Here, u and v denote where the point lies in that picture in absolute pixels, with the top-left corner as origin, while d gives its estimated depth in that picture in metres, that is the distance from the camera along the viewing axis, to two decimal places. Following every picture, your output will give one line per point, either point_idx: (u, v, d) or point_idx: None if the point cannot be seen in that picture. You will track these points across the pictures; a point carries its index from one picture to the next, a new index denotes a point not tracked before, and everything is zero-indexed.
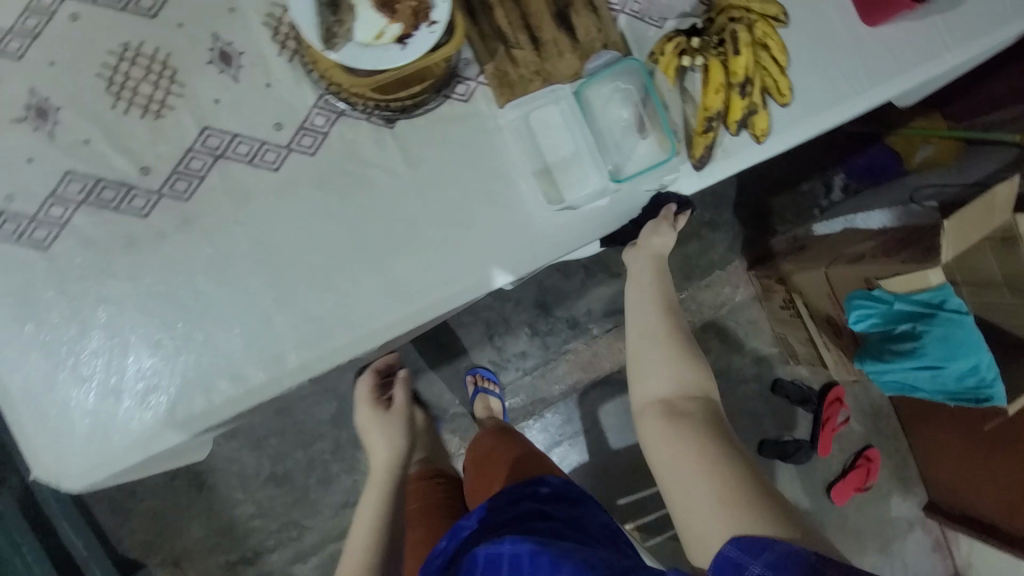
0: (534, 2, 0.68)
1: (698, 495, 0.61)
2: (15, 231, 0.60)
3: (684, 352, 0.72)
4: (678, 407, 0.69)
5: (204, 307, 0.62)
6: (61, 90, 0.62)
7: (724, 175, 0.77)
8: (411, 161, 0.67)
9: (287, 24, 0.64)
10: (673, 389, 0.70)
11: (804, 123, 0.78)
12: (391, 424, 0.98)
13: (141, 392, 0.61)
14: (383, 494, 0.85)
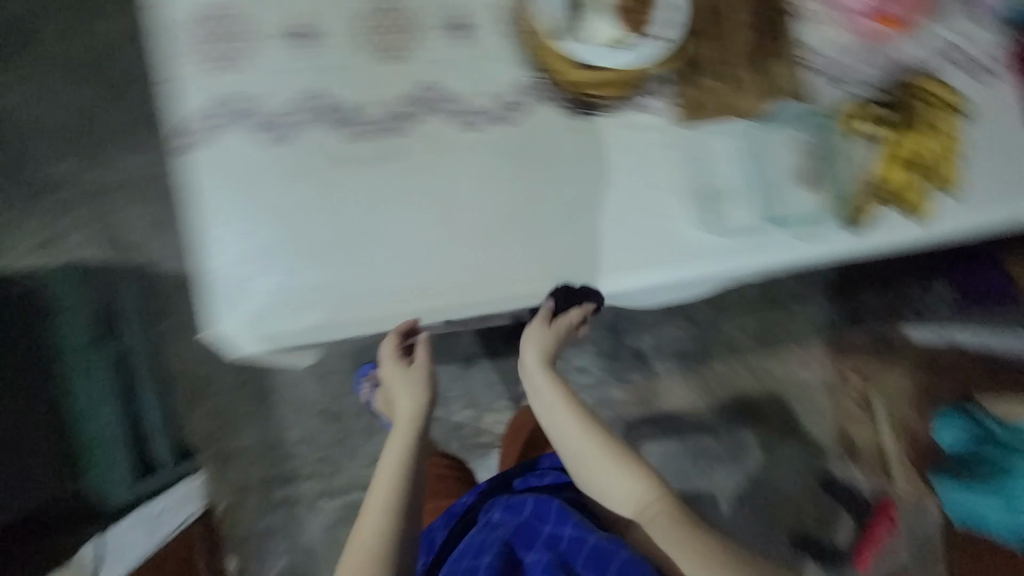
0: (738, 44, 0.73)
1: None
2: (256, 125, 0.69)
3: (615, 459, 0.67)
4: (642, 513, 0.64)
5: (388, 230, 0.70)
6: (323, 18, 0.70)
7: (875, 246, 0.76)
8: (587, 154, 0.74)
9: (518, 12, 0.72)
10: (629, 497, 0.65)
11: (965, 217, 0.77)
12: (414, 384, 0.70)
13: (317, 288, 0.70)
14: (404, 471, 0.64)
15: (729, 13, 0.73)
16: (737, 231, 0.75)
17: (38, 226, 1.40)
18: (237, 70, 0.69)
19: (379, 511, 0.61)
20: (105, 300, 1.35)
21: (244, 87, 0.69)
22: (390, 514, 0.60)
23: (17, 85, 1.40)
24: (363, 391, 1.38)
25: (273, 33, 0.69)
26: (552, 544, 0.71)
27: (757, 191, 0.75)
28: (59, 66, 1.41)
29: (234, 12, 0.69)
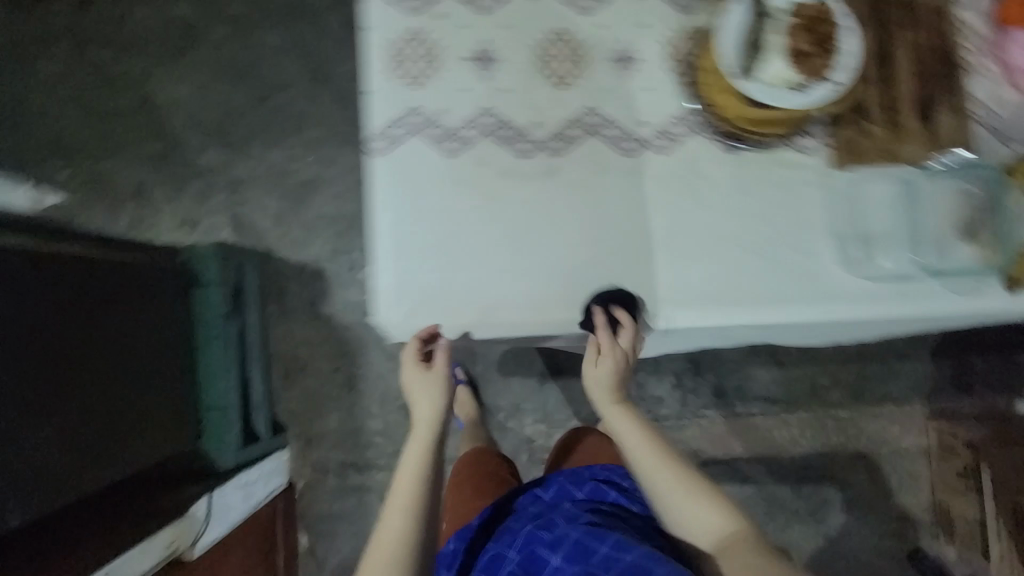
0: (904, 92, 0.73)
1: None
2: (433, 137, 0.74)
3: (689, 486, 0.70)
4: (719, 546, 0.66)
5: (540, 242, 0.75)
6: (502, 43, 0.75)
7: None
8: (740, 187, 0.75)
9: (683, 49, 0.75)
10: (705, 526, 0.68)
11: None
12: (435, 386, 0.77)
13: (469, 289, 0.75)
14: (424, 459, 0.76)
15: (898, 60, 0.73)
16: (881, 278, 0.73)
17: (179, 207, 1.56)
18: (422, 84, 0.74)
19: (405, 493, 0.73)
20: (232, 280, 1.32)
21: (426, 100, 0.74)
22: (414, 491, 0.74)
23: (180, 83, 1.59)
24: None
25: (459, 55, 0.75)
26: (575, 555, 0.74)
27: (910, 240, 0.73)
28: (217, 69, 1.59)
29: (424, 33, 0.75)
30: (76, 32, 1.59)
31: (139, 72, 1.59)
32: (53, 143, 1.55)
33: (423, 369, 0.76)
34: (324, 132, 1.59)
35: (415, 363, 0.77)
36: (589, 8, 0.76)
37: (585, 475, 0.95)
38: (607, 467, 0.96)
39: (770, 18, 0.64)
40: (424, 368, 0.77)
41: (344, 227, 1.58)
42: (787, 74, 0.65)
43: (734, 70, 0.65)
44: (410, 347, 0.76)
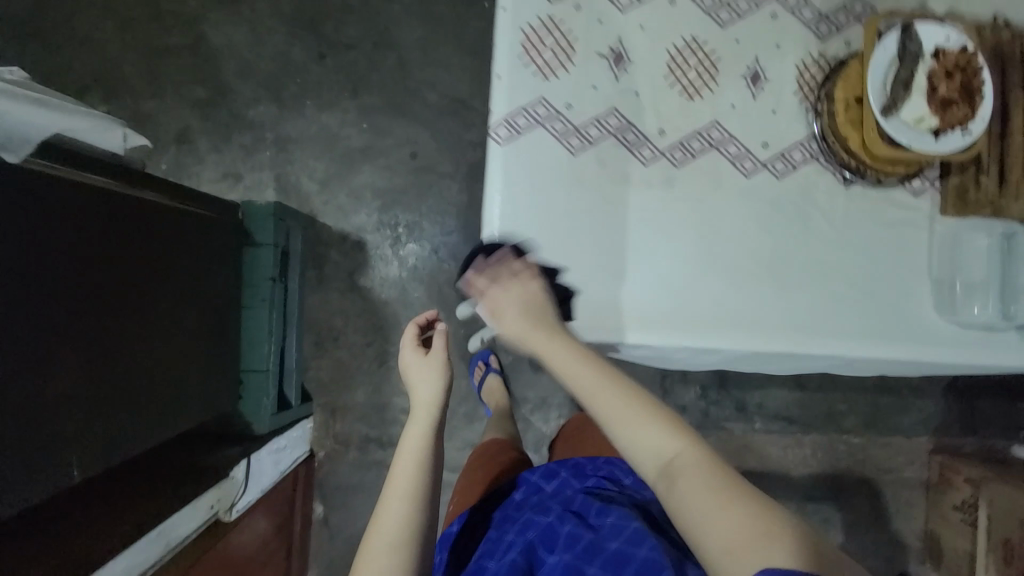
0: (1018, 147, 0.73)
1: (736, 557, 0.49)
2: (559, 131, 0.73)
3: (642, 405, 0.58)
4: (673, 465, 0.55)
5: (651, 252, 0.75)
6: (634, 42, 0.74)
7: None
8: (848, 222, 0.76)
9: (812, 74, 0.75)
10: (658, 442, 0.57)
11: None
12: (431, 369, 0.89)
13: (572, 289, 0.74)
14: (424, 446, 0.82)
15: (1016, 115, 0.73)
16: (970, 325, 0.76)
17: (223, 158, 1.54)
18: (551, 75, 0.72)
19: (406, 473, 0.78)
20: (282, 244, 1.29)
21: (553, 92, 0.73)
22: (416, 471, 0.78)
23: (237, 30, 1.55)
24: (473, 374, 1.49)
25: (592, 51, 0.73)
26: (572, 545, 0.75)
27: (998, 292, 0.76)
28: (277, 22, 1.56)
29: (557, 21, 0.73)
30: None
31: (196, 13, 1.55)
32: (100, 76, 1.52)
33: (421, 354, 0.90)
34: (380, 100, 1.57)
35: (415, 346, 0.92)
36: (728, 22, 0.75)
37: (591, 471, 0.95)
38: (610, 460, 0.98)
39: (917, 63, 0.66)
40: (424, 355, 0.91)
41: (391, 200, 1.56)
42: (926, 116, 0.66)
43: (878, 107, 0.66)
44: (411, 333, 0.94)
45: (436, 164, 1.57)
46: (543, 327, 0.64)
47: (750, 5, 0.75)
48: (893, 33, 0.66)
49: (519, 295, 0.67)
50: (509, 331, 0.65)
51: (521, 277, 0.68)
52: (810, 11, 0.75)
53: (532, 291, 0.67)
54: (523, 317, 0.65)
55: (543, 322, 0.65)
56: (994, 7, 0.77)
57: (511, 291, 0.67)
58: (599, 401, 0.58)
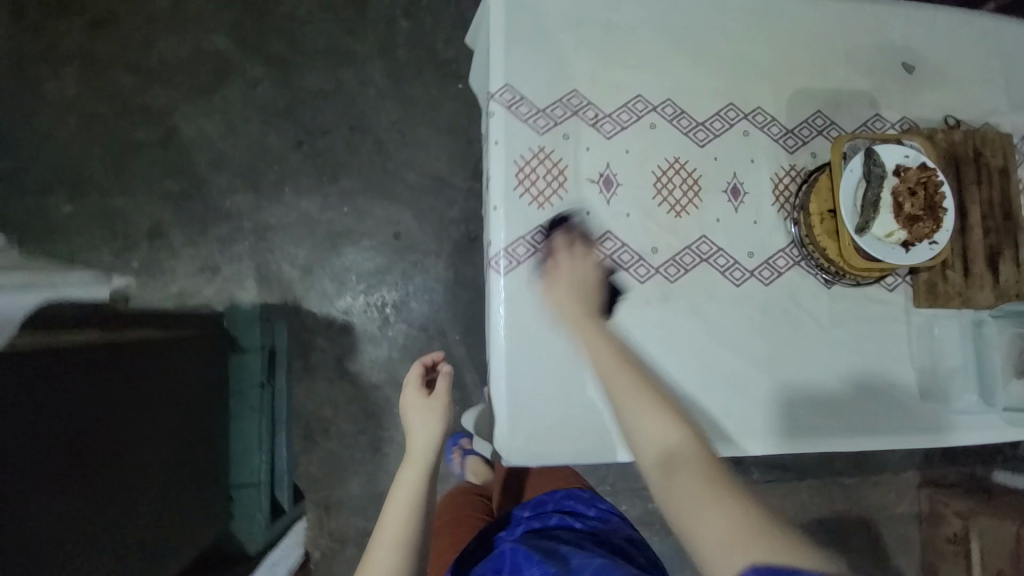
0: (975, 241, 0.79)
1: (723, 555, 0.47)
2: (558, 258, 0.75)
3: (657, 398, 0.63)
4: (673, 456, 0.57)
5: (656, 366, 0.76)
6: (621, 167, 0.78)
7: None
8: (834, 319, 0.80)
9: (786, 186, 0.81)
10: (663, 435, 0.59)
11: None
12: (433, 414, 0.92)
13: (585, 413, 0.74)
14: (414, 496, 0.82)
15: (970, 213, 0.79)
16: (955, 414, 0.80)
17: (199, 251, 1.49)
18: (545, 204, 0.75)
19: (396, 525, 0.78)
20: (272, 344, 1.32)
21: (550, 221, 0.76)
22: (405, 521, 0.78)
23: (208, 121, 1.54)
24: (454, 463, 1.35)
25: (582, 178, 0.77)
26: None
27: (977, 381, 0.81)
28: (251, 111, 1.56)
29: (547, 152, 0.76)
30: (96, 58, 1.52)
31: (165, 106, 1.53)
32: (66, 176, 1.48)
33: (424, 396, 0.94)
34: (360, 183, 1.58)
35: (419, 387, 0.95)
36: (704, 142, 0.80)
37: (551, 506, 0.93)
38: (570, 493, 0.96)
39: (883, 182, 0.71)
40: (428, 397, 0.94)
41: (376, 280, 1.55)
42: (895, 230, 0.71)
43: (851, 226, 0.71)
44: (416, 374, 0.96)
45: (419, 241, 1.57)
46: (592, 317, 0.72)
47: (724, 125, 0.81)
48: (856, 156, 0.73)
49: (578, 270, 0.73)
50: (562, 300, 0.72)
51: (586, 250, 0.75)
52: (778, 128, 0.82)
53: (584, 269, 0.74)
54: (576, 289, 0.73)
55: (591, 307, 0.73)
56: (941, 111, 0.84)
57: (578, 261, 0.74)
58: (618, 377, 0.66)
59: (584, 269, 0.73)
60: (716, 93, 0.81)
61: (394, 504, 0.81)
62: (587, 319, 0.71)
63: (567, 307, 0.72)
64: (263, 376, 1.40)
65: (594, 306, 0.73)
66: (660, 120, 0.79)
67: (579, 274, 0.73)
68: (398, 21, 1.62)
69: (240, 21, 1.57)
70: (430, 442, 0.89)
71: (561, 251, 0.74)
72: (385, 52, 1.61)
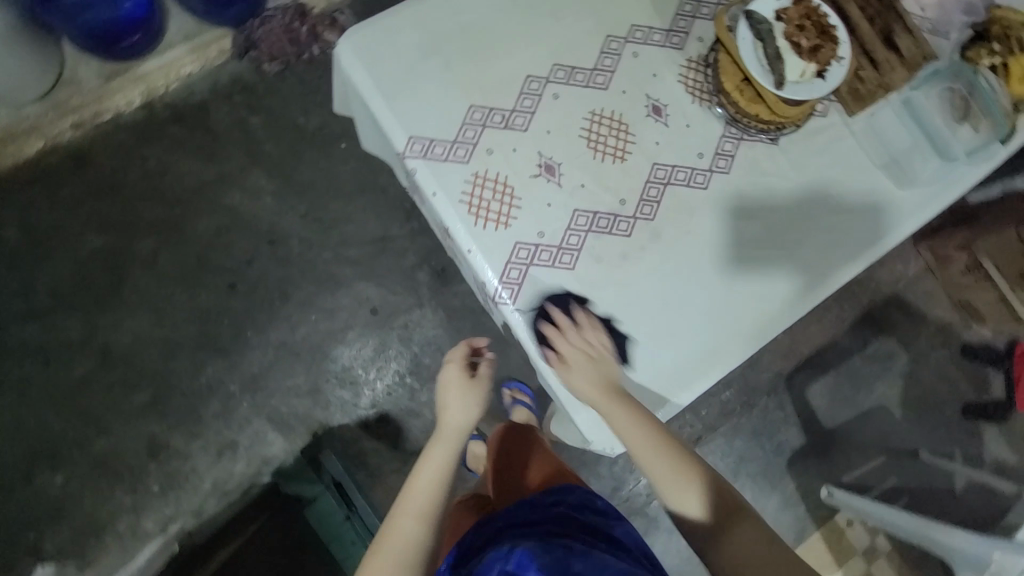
0: (865, 32, 0.85)
1: None
2: (550, 259, 0.76)
3: (686, 476, 0.68)
4: (715, 532, 0.66)
5: (683, 296, 0.79)
6: (553, 148, 0.78)
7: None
8: (797, 165, 0.83)
9: (694, 78, 0.83)
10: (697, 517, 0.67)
11: None
12: (473, 398, 0.92)
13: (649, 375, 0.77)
14: (440, 473, 0.84)
15: (851, 14, 0.85)
16: (930, 184, 0.85)
17: (208, 439, 1.43)
18: (510, 221, 0.75)
19: (419, 503, 0.80)
20: (335, 477, 1.37)
21: (522, 232, 0.76)
22: (428, 501, 0.81)
23: (134, 318, 1.46)
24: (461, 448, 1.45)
25: (526, 177, 0.77)
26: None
27: (933, 148, 0.86)
28: (167, 285, 1.48)
29: (483, 173, 0.76)
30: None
31: (85, 330, 1.44)
32: (36, 453, 1.38)
33: (468, 379, 0.92)
34: (309, 286, 1.53)
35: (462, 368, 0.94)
36: (606, 82, 0.81)
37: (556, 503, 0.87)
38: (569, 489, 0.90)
39: (773, 34, 0.74)
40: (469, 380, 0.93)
41: (381, 361, 1.52)
42: (805, 68, 0.75)
43: (770, 85, 0.74)
44: (461, 355, 0.94)
45: (394, 304, 1.54)
46: (618, 399, 0.72)
47: (612, 58, 0.82)
48: (742, 23, 0.75)
49: (597, 344, 0.74)
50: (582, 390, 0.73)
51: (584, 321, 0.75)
52: (658, 33, 0.83)
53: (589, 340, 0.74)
54: (588, 371, 0.73)
55: (614, 382, 0.73)
56: None
57: (576, 342, 0.74)
58: (648, 453, 0.69)
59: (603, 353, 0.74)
60: (591, 34, 0.82)
61: (419, 480, 0.83)
62: (612, 400, 0.72)
63: (591, 389, 0.72)
64: (343, 509, 1.33)
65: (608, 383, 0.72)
66: (560, 86, 0.80)
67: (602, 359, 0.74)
68: (250, 121, 1.58)
69: (105, 210, 1.49)
70: (466, 423, 0.91)
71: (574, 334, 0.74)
72: (256, 156, 1.57)
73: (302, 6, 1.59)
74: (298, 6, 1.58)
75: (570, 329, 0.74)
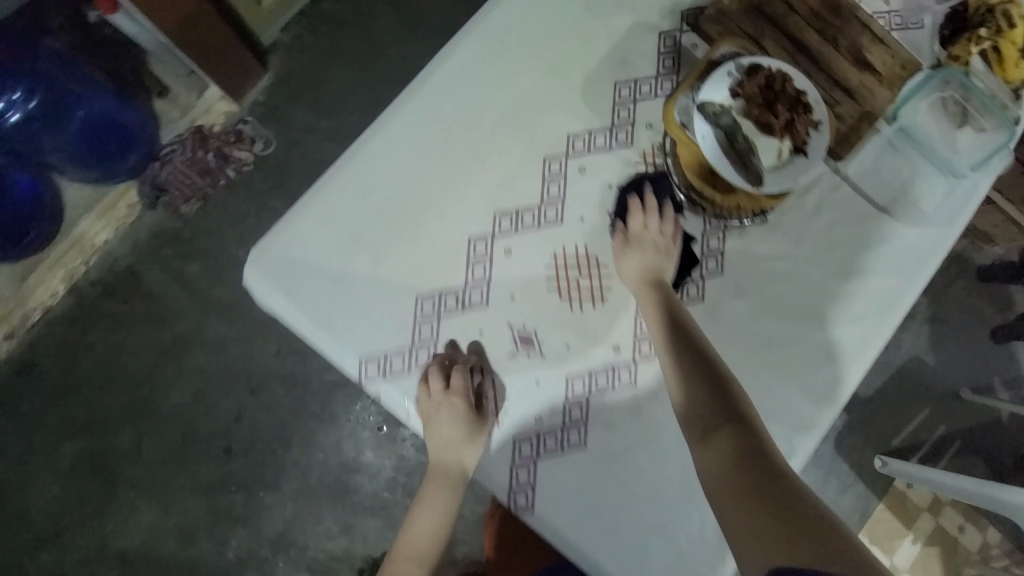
0: (831, 61, 0.73)
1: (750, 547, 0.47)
2: (557, 441, 0.67)
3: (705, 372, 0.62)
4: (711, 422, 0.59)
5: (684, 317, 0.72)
6: (523, 314, 0.68)
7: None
8: (795, 239, 0.73)
9: (655, 176, 0.72)
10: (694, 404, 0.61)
11: None
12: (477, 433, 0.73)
13: (702, 539, 0.67)
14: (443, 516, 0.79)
15: (810, 40, 0.73)
16: (943, 210, 0.75)
17: None
18: (500, 415, 0.67)
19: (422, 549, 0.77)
20: None
21: (518, 420, 0.67)
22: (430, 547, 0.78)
23: (141, 515, 1.38)
24: None
25: (502, 358, 0.68)
26: None
27: (936, 168, 0.75)
28: (162, 467, 1.39)
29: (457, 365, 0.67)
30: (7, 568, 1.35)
31: (96, 542, 1.37)
32: None
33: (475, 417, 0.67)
34: (307, 425, 1.42)
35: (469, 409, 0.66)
36: (560, 215, 0.70)
37: None
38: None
39: (734, 120, 0.63)
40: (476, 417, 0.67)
41: (402, 477, 1.43)
42: (779, 147, 0.64)
43: (746, 181, 0.63)
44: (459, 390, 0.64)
45: None
46: (658, 287, 0.66)
47: (558, 182, 0.70)
48: (696, 117, 0.63)
49: (651, 232, 0.69)
50: (640, 281, 0.67)
51: (664, 214, 0.71)
52: (601, 133, 0.72)
53: (651, 231, 0.69)
54: (651, 257, 0.68)
55: (661, 276, 0.67)
56: None
57: (652, 227, 0.69)
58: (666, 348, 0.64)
59: (660, 244, 0.68)
60: (525, 163, 0.70)
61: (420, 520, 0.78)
62: (652, 288, 0.66)
63: (635, 271, 0.67)
64: None
65: (663, 276, 0.67)
66: (509, 239, 0.69)
67: (657, 249, 0.68)
68: (186, 270, 1.42)
69: (69, 413, 1.38)
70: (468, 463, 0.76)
71: (631, 217, 0.70)
72: (206, 306, 1.42)
73: (200, 130, 1.40)
74: (196, 130, 1.39)
75: (653, 214, 0.70)
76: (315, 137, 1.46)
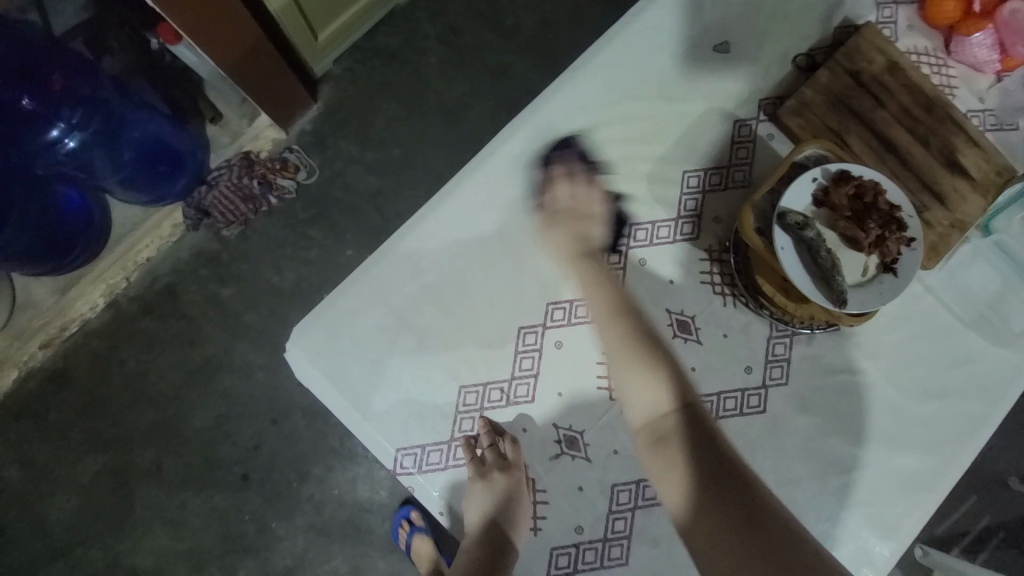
0: (922, 161, 0.68)
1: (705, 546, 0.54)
2: (597, 554, 0.64)
3: (649, 366, 0.62)
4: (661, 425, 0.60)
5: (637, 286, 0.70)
6: (569, 416, 0.67)
7: None
8: (870, 353, 0.68)
9: (719, 275, 0.70)
10: (643, 403, 0.62)
11: None
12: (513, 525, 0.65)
13: None
14: None
15: (898, 138, 0.68)
16: None
17: None
18: (538, 523, 0.65)
19: None
20: None
21: (558, 527, 0.65)
22: None
23: (151, 538, 1.28)
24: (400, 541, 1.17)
25: (546, 459, 0.67)
26: None
27: None
28: (178, 492, 1.29)
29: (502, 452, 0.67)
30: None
31: (107, 561, 1.27)
32: None
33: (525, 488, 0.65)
34: (326, 460, 1.29)
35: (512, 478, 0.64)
36: None
37: None
38: None
39: (816, 231, 0.59)
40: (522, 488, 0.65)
41: None
42: (863, 264, 0.60)
43: (827, 300, 0.58)
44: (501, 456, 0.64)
45: None
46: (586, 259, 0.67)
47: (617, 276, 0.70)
48: (775, 227, 0.59)
49: (576, 194, 0.69)
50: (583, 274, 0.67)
51: (588, 179, 0.70)
52: (665, 226, 0.71)
53: (582, 200, 0.69)
54: (577, 226, 0.68)
55: (587, 245, 0.68)
56: (783, 54, 0.73)
57: (577, 191, 0.69)
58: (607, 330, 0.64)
59: (585, 207, 0.68)
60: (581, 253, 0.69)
61: None
62: (576, 256, 0.67)
63: (562, 238, 0.67)
64: None
65: (592, 244, 0.68)
66: (560, 332, 0.68)
67: (580, 215, 0.68)
68: (224, 292, 1.31)
69: (97, 423, 1.30)
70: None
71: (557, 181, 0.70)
72: (237, 330, 1.31)
73: (248, 157, 1.29)
74: (245, 157, 1.29)
75: (578, 178, 0.70)
76: (359, 166, 1.31)
